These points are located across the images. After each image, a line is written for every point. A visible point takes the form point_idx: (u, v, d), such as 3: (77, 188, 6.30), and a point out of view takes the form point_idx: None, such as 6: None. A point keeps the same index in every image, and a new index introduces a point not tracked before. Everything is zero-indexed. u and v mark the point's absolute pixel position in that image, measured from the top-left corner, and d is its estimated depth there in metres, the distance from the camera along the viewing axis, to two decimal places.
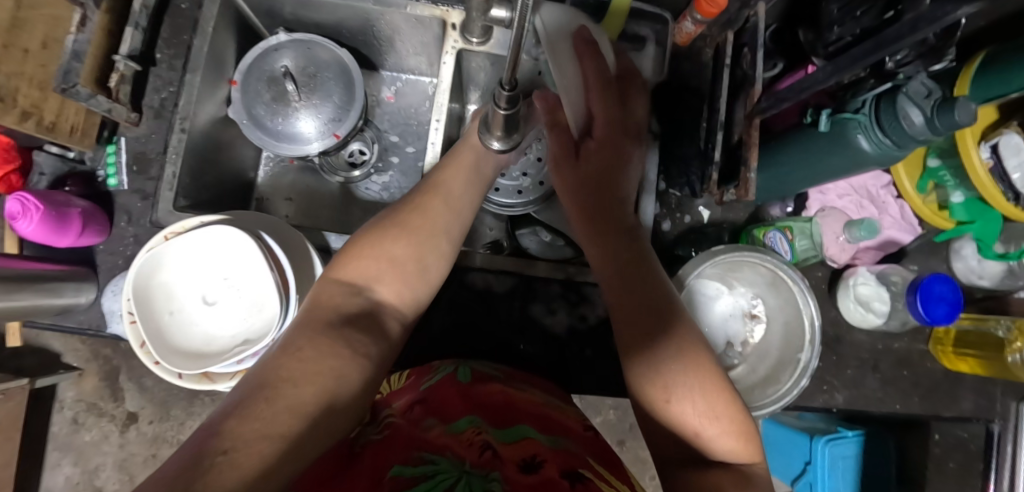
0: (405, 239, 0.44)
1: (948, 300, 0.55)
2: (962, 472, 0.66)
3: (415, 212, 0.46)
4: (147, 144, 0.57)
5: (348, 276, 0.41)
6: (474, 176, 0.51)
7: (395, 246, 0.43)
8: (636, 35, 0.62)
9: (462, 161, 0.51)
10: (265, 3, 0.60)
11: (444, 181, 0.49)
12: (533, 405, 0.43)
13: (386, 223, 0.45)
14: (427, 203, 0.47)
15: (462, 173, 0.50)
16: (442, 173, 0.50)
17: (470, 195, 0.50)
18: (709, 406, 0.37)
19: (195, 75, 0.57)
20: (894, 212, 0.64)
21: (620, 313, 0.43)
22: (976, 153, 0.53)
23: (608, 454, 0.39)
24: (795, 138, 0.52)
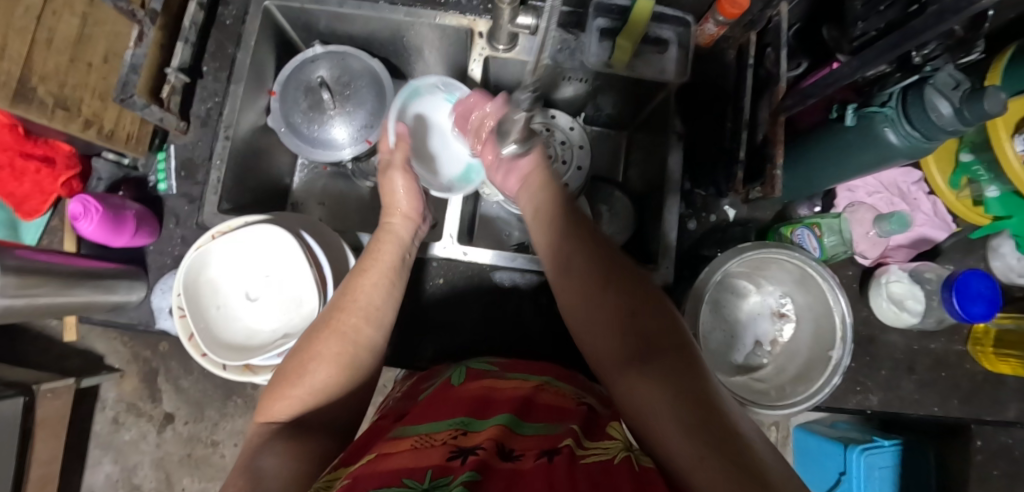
0: (321, 365, 0.41)
1: (987, 298, 0.54)
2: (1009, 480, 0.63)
3: (328, 334, 0.42)
4: (194, 151, 0.61)
5: (274, 416, 0.39)
6: (395, 261, 0.50)
7: (315, 370, 0.40)
8: (658, 37, 0.61)
9: (387, 241, 0.51)
10: (303, 18, 0.64)
11: (374, 263, 0.48)
12: (539, 392, 0.43)
13: (300, 356, 0.42)
14: (341, 318, 0.44)
15: (382, 262, 0.48)
16: (356, 274, 0.47)
17: (395, 277, 0.49)
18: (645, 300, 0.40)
19: (238, 85, 0.60)
20: (927, 209, 0.63)
21: (561, 260, 0.47)
22: (1008, 145, 0.52)
23: (603, 421, 0.40)
24: (822, 135, 0.52)
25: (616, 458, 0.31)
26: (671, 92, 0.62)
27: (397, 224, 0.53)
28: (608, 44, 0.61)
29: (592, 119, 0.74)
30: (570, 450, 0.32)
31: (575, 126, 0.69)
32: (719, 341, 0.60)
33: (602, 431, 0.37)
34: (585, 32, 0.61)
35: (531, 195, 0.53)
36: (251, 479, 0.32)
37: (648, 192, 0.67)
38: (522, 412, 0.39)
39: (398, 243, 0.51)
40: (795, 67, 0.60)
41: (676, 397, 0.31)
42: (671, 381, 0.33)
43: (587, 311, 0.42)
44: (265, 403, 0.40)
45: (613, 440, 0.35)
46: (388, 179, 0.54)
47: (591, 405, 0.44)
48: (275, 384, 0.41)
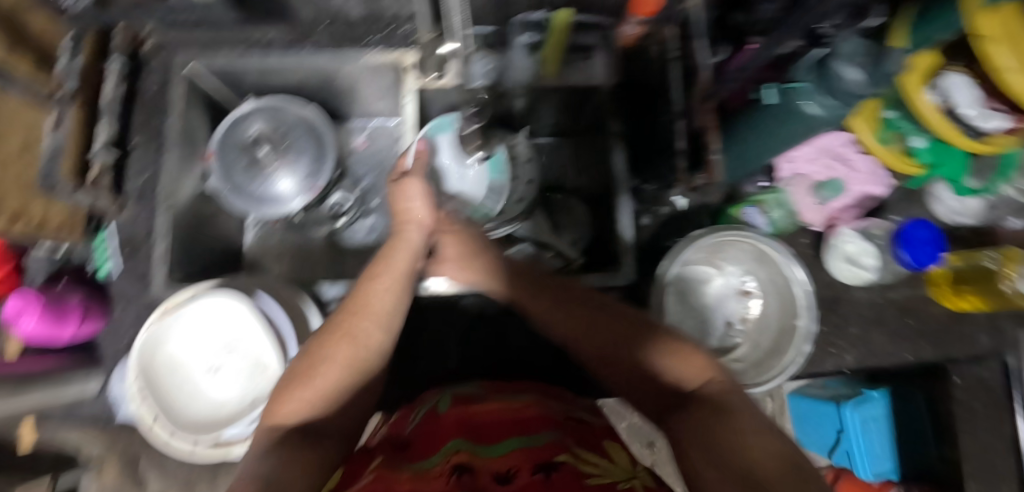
0: (337, 368, 0.37)
1: (930, 242, 0.56)
2: None
3: (339, 337, 0.38)
4: (134, 226, 0.58)
5: (284, 420, 0.35)
6: (410, 266, 0.44)
7: (327, 373, 0.36)
8: (582, 44, 0.63)
9: (401, 246, 0.45)
10: (229, 76, 0.63)
11: (386, 266, 0.43)
12: (525, 409, 0.42)
13: (309, 358, 0.38)
14: (353, 324, 0.39)
15: (394, 267, 0.43)
16: (367, 278, 0.42)
17: (405, 283, 0.43)
18: (680, 354, 0.39)
19: (171, 153, 0.59)
20: (864, 168, 0.64)
21: (557, 315, 0.46)
22: (923, 96, 0.54)
23: (598, 436, 0.39)
24: (752, 114, 0.53)
25: (620, 484, 0.30)
26: (605, 95, 0.63)
27: (410, 231, 0.47)
28: (537, 58, 0.61)
29: (537, 131, 0.75)
30: (571, 466, 0.31)
31: (518, 143, 0.69)
32: (692, 329, 0.61)
33: (599, 446, 0.36)
34: (511, 50, 0.62)
35: (468, 273, 0.51)
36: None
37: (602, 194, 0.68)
38: (489, 436, 0.37)
39: (412, 249, 0.45)
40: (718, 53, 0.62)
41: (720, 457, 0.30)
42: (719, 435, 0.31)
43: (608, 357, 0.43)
44: (272, 407, 0.36)
45: (606, 460, 0.34)
46: (401, 187, 0.49)
47: (581, 416, 0.42)
48: (284, 384, 0.37)
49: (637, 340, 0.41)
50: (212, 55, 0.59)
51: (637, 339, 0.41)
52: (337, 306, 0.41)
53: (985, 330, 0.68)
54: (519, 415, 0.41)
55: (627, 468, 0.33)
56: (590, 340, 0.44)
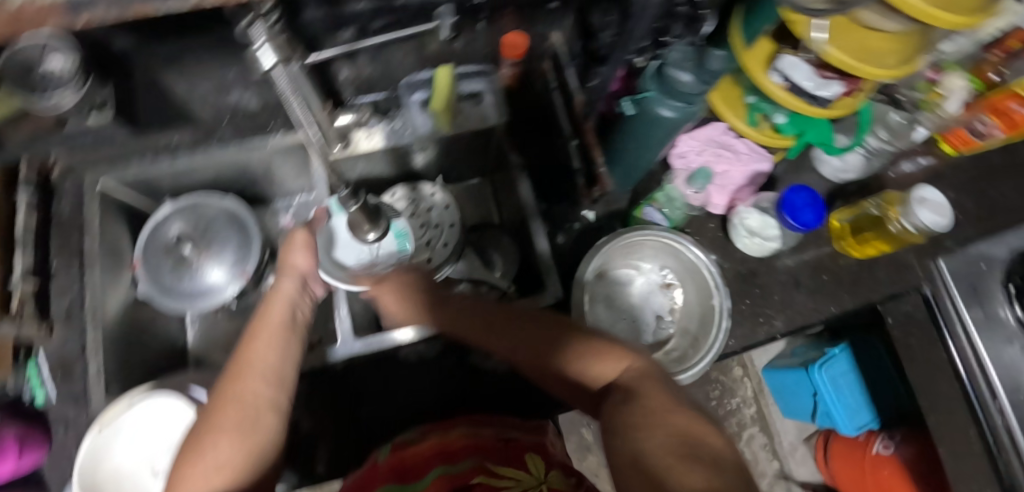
0: (224, 437, 0.37)
1: (811, 205, 0.61)
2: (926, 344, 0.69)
3: (226, 405, 0.39)
4: (64, 349, 0.58)
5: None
6: (285, 319, 0.45)
7: (217, 445, 0.37)
8: (471, 91, 0.67)
9: (275, 299, 0.46)
10: (145, 184, 0.66)
11: (263, 325, 0.44)
12: (460, 439, 0.46)
13: (200, 433, 0.39)
14: (238, 388, 0.40)
15: (269, 325, 0.44)
16: (245, 341, 0.44)
17: (287, 338, 0.44)
18: (599, 353, 0.44)
19: (93, 270, 0.60)
20: (745, 150, 0.70)
21: (493, 333, 0.49)
22: (768, 80, 0.60)
23: (521, 451, 0.44)
24: (624, 124, 0.58)
25: None
26: (501, 133, 0.69)
27: (289, 279, 0.48)
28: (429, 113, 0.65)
29: (451, 177, 0.80)
30: (485, 485, 0.38)
31: (434, 191, 0.75)
32: (625, 329, 0.64)
33: (520, 460, 0.42)
34: (407, 108, 0.66)
35: (408, 309, 0.56)
36: None
37: (519, 222, 0.73)
38: (421, 474, 0.43)
39: (288, 300, 0.47)
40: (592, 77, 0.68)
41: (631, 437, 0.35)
42: (633, 423, 0.36)
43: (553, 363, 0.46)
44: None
45: (522, 472, 0.41)
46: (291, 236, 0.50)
47: (510, 435, 0.47)
48: (180, 466, 0.38)
49: (569, 346, 0.46)
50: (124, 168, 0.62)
51: (571, 343, 0.46)
52: (218, 379, 0.42)
53: (894, 270, 0.74)
54: (451, 446, 0.45)
55: (539, 476, 0.40)
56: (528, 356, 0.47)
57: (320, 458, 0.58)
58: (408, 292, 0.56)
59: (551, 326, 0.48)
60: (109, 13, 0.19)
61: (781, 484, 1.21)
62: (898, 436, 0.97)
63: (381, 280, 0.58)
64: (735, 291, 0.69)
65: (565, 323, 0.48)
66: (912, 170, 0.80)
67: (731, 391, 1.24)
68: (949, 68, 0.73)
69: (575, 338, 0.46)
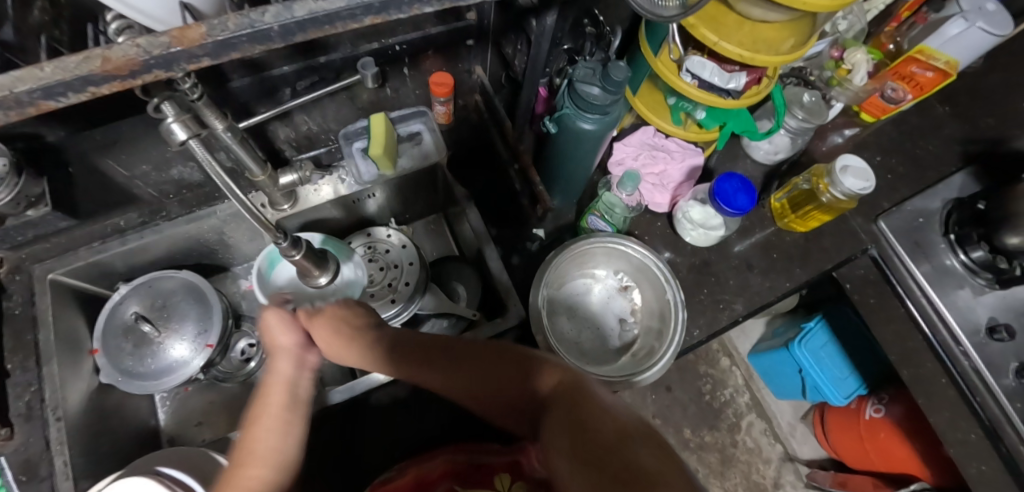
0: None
1: (741, 189, 0.64)
2: (883, 303, 0.71)
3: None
4: (27, 450, 0.56)
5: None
6: (289, 396, 0.44)
7: None
8: (409, 132, 0.70)
9: (274, 383, 0.44)
10: (97, 269, 0.66)
11: (264, 408, 0.42)
12: (439, 477, 0.46)
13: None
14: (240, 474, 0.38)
15: (271, 405, 0.43)
16: (250, 422, 0.42)
17: (292, 416, 0.43)
18: (540, 366, 0.43)
19: (51, 365, 0.60)
20: (676, 148, 0.74)
21: (434, 375, 0.47)
22: (680, 81, 0.64)
23: (491, 475, 0.45)
24: (550, 143, 0.61)
25: None
26: (444, 167, 0.71)
27: (285, 362, 0.46)
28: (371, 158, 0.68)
29: (404, 219, 0.82)
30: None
31: (390, 233, 0.76)
32: (591, 337, 0.65)
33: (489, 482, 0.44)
34: (350, 158, 0.69)
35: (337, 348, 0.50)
36: None
37: (475, 250, 0.74)
38: None
39: (286, 386, 0.45)
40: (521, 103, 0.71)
41: (578, 440, 0.33)
42: (572, 427, 0.35)
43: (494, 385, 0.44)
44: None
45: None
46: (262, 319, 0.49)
47: (484, 457, 0.48)
48: None
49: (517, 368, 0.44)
50: (70, 258, 0.63)
51: (514, 365, 0.44)
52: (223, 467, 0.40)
53: (840, 238, 0.77)
54: (430, 476, 0.46)
55: None
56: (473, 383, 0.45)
57: None
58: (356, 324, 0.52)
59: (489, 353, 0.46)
60: (10, 113, 0.22)
61: (788, 467, 1.21)
62: (887, 397, 0.97)
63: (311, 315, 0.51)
64: (691, 283, 0.71)
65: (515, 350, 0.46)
66: (840, 142, 0.84)
67: (722, 382, 1.26)
68: (850, 46, 0.80)
69: (523, 361, 0.44)
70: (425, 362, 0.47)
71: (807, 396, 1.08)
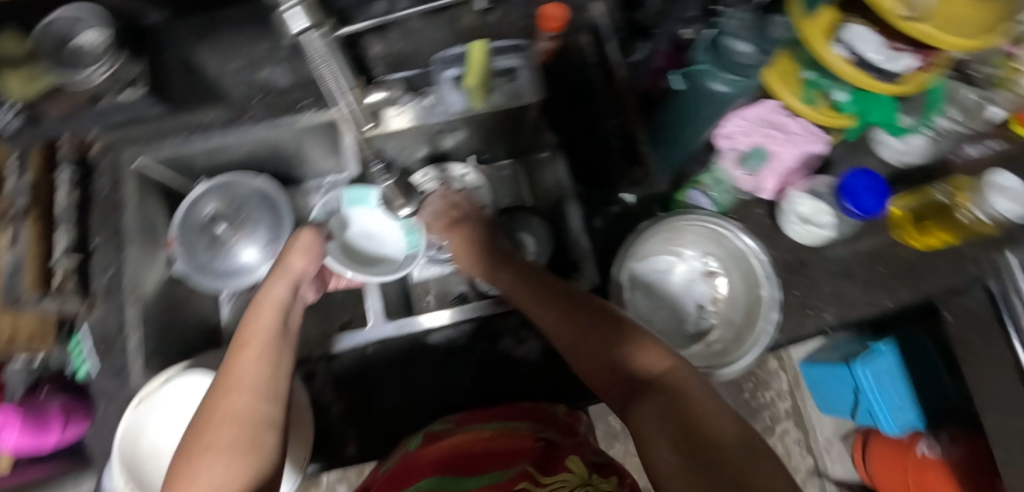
0: (219, 452, 0.32)
1: (873, 189, 0.56)
2: (993, 343, 0.64)
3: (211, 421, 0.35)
4: (105, 325, 0.58)
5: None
6: (276, 326, 0.45)
7: (211, 462, 0.32)
8: (503, 68, 0.63)
9: (266, 302, 0.47)
10: (178, 162, 0.66)
11: (250, 338, 0.43)
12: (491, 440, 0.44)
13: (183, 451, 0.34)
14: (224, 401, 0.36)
15: (258, 330, 0.44)
16: (234, 352, 0.42)
17: (274, 347, 0.43)
18: (641, 343, 0.42)
19: (131, 248, 0.61)
20: (798, 130, 0.65)
21: (540, 311, 0.48)
22: (830, 53, 0.54)
23: (561, 455, 0.42)
24: (668, 100, 0.54)
25: None
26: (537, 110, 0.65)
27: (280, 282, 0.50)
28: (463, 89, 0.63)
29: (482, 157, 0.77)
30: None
31: (466, 172, 0.75)
32: (665, 318, 0.62)
33: (558, 465, 0.40)
34: (440, 86, 0.64)
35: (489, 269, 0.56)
36: None
37: (554, 204, 0.69)
38: (461, 471, 0.42)
39: (277, 308, 0.47)
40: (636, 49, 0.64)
41: (682, 438, 0.32)
42: (660, 412, 0.35)
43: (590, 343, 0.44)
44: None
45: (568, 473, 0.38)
46: (297, 237, 0.55)
47: (549, 436, 0.44)
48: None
49: (621, 333, 0.43)
50: (160, 146, 0.62)
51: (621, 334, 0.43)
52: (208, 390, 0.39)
53: (960, 261, 0.68)
54: (485, 450, 0.44)
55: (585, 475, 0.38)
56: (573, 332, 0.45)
57: (350, 441, 0.56)
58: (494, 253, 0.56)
59: (600, 317, 0.45)
60: None
61: (815, 480, 1.17)
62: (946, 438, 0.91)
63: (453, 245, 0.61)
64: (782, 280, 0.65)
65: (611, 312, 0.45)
66: None
67: (766, 383, 1.20)
68: None
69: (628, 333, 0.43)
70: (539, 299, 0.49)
71: (856, 416, 1.02)
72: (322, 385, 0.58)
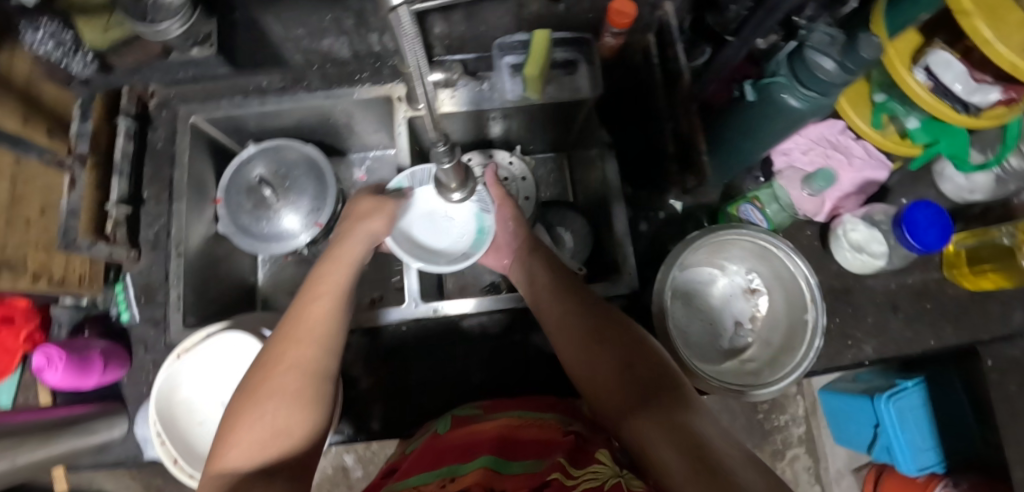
0: (285, 401, 0.36)
1: (937, 224, 0.54)
2: None
3: (275, 367, 0.38)
4: (150, 274, 0.61)
5: (223, 467, 0.33)
6: (348, 282, 0.46)
7: (273, 409, 0.35)
8: (564, 60, 0.64)
9: (342, 256, 0.48)
10: (231, 123, 0.67)
11: (324, 287, 0.44)
12: (524, 428, 0.41)
13: (248, 389, 0.37)
14: (288, 348, 0.39)
15: (332, 285, 0.44)
16: (307, 298, 0.43)
17: (344, 303, 0.44)
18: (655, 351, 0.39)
19: (180, 203, 0.62)
20: (860, 154, 0.63)
21: (551, 309, 0.45)
22: (910, 78, 0.53)
23: (591, 448, 0.37)
24: (733, 112, 0.52)
25: (608, 484, 0.31)
26: (591, 106, 0.64)
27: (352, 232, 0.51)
28: (519, 78, 0.63)
29: (529, 149, 0.77)
30: (560, 482, 0.32)
31: (513, 161, 0.72)
32: (701, 331, 0.61)
33: (588, 457, 0.35)
34: (496, 72, 0.64)
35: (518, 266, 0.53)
36: None
37: (597, 204, 0.69)
38: (506, 452, 0.38)
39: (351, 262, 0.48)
40: (700, 54, 0.62)
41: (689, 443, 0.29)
42: (668, 426, 0.31)
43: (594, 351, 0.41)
44: (216, 451, 0.34)
45: (600, 465, 0.34)
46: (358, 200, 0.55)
47: (578, 429, 0.41)
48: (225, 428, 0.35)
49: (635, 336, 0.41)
50: (212, 107, 0.63)
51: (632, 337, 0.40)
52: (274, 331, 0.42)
53: (1012, 307, 0.65)
54: (515, 436, 0.40)
55: (615, 468, 0.33)
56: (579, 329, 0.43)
57: (375, 416, 0.57)
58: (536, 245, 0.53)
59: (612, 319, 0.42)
60: None
61: None
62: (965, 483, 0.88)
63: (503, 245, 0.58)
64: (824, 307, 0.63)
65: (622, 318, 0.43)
66: None
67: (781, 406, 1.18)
68: None
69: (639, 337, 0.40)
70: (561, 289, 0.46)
71: (872, 452, 1.00)
72: (353, 359, 0.58)
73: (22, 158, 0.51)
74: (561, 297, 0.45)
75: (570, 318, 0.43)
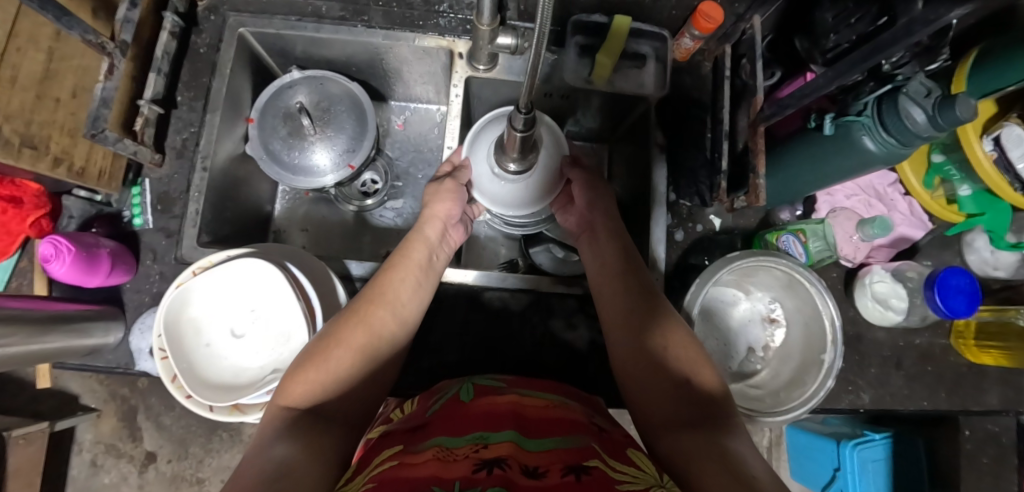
0: (347, 354, 0.42)
1: (966, 292, 0.55)
2: None
3: (355, 323, 0.44)
4: (173, 182, 0.59)
5: (294, 402, 0.38)
6: (425, 263, 0.51)
7: (338, 360, 0.42)
8: (636, 52, 0.62)
9: (418, 241, 0.52)
10: (278, 44, 0.63)
11: (405, 260, 0.50)
12: (543, 409, 0.41)
13: (324, 341, 0.43)
14: (370, 311, 0.46)
15: (410, 264, 0.50)
16: (386, 270, 0.49)
17: (422, 280, 0.51)
18: (697, 360, 0.43)
19: (215, 115, 0.59)
20: (903, 209, 0.65)
21: (617, 293, 0.49)
22: (978, 146, 0.53)
23: (620, 443, 0.39)
24: (800, 142, 0.52)
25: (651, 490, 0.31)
26: (652, 105, 0.62)
27: (431, 227, 0.53)
28: (587, 61, 0.61)
29: (574, 134, 0.75)
30: (602, 472, 0.32)
31: None
32: (713, 350, 0.61)
33: (625, 455, 0.36)
34: (564, 49, 0.62)
35: (594, 248, 0.54)
36: (276, 469, 0.30)
37: (634, 204, 0.68)
38: (524, 428, 0.38)
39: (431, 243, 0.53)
40: (770, 76, 0.62)
41: (730, 465, 0.32)
42: (711, 446, 0.34)
43: (638, 348, 0.45)
44: (283, 389, 0.40)
45: (636, 468, 0.34)
46: (433, 188, 0.55)
47: (602, 424, 0.42)
48: (296, 367, 0.41)
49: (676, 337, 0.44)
50: (265, 22, 0.60)
51: (674, 340, 0.44)
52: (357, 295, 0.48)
53: (1001, 385, 0.67)
54: (538, 415, 0.40)
55: (656, 476, 0.34)
56: (622, 322, 0.47)
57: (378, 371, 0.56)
58: (609, 236, 0.53)
59: (661, 317, 0.46)
60: None
61: None
62: None
63: (590, 225, 0.55)
64: None
65: (672, 316, 0.46)
66: None
67: None
68: None
69: (684, 344, 0.44)
70: (629, 276, 0.49)
71: None
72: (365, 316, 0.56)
73: (62, 33, 0.49)
74: (627, 289, 0.49)
75: (632, 322, 0.46)
